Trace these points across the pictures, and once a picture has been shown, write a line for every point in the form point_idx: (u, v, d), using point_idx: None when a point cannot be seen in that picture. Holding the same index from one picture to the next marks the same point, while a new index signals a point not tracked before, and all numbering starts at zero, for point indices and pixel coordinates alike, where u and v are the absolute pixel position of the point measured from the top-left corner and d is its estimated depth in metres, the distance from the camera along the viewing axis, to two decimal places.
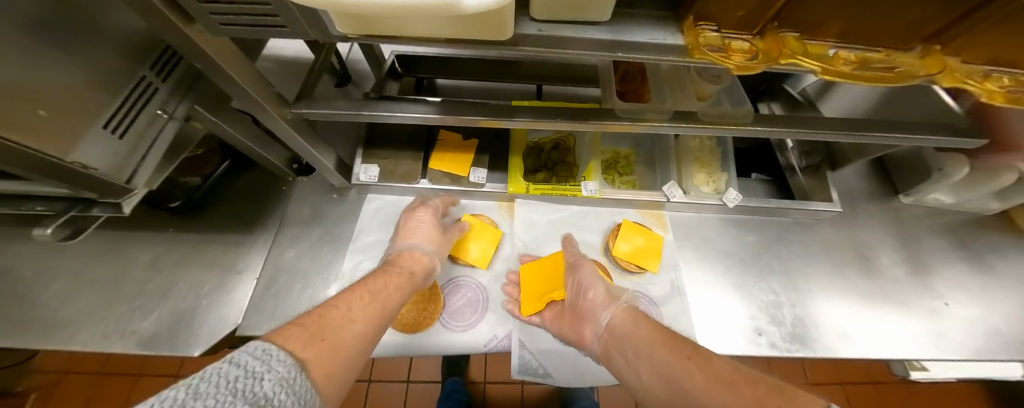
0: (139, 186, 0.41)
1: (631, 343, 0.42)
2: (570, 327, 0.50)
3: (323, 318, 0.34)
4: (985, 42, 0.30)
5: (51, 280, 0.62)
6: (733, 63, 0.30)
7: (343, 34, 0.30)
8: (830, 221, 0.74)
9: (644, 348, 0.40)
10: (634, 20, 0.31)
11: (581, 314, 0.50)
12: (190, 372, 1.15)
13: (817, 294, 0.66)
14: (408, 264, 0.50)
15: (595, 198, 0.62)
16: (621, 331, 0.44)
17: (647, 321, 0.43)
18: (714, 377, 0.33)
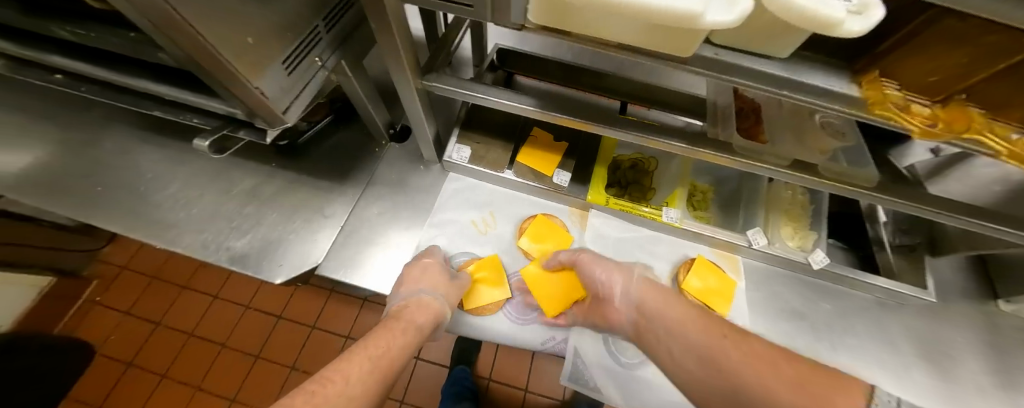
0: (289, 122, 0.45)
1: (661, 321, 0.41)
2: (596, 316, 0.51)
3: (316, 397, 0.31)
4: None
5: (166, 186, 0.69)
6: (917, 127, 0.30)
7: (536, 24, 0.32)
8: (915, 309, 0.68)
9: (678, 329, 0.39)
10: (807, 63, 0.31)
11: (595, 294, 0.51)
12: (229, 296, 1.20)
13: (887, 383, 0.61)
14: (410, 314, 0.47)
15: (674, 226, 0.62)
16: (651, 308, 0.43)
17: (676, 299, 0.43)
18: (758, 357, 0.32)
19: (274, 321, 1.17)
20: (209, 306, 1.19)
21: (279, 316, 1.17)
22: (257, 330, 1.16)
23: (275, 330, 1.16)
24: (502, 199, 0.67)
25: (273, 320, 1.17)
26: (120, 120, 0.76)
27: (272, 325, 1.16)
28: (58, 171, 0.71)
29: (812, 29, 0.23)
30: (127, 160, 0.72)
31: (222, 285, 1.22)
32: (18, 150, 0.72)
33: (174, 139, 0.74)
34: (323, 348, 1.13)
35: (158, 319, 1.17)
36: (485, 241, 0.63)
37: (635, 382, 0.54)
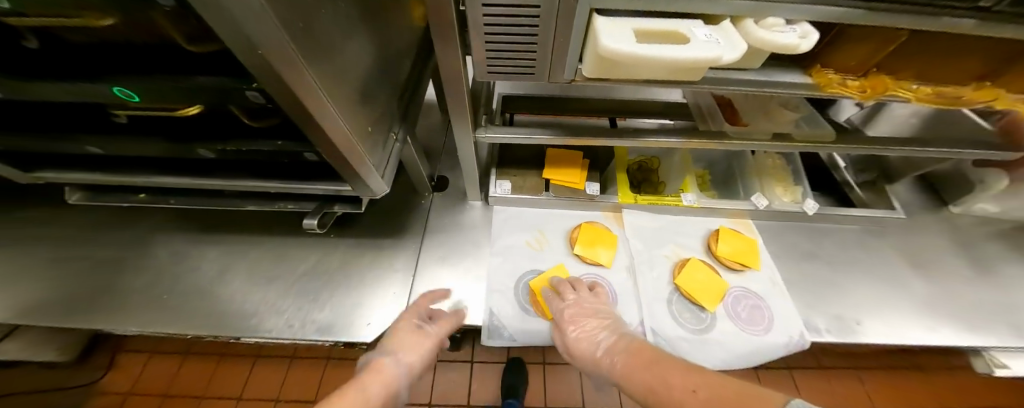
0: (382, 190, 0.51)
1: (637, 371, 0.44)
2: (589, 336, 0.55)
3: None
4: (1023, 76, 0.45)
5: (232, 280, 0.72)
6: (857, 94, 0.45)
7: (586, 76, 0.45)
8: (894, 229, 0.83)
9: (646, 376, 0.42)
10: (772, 67, 0.46)
11: (570, 330, 0.56)
12: None
13: (896, 291, 0.73)
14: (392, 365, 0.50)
15: (694, 207, 0.74)
16: (625, 377, 0.45)
17: (646, 361, 0.44)
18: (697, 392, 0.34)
19: None
20: None
21: None
22: None
23: None
24: (545, 219, 0.76)
25: None
26: (165, 229, 0.79)
27: None
28: (114, 290, 0.72)
29: (782, 50, 0.36)
30: (185, 263, 0.74)
31: None
32: (68, 279, 0.72)
33: (227, 234, 0.78)
34: None
35: None
36: (544, 257, 0.71)
37: (708, 344, 0.62)
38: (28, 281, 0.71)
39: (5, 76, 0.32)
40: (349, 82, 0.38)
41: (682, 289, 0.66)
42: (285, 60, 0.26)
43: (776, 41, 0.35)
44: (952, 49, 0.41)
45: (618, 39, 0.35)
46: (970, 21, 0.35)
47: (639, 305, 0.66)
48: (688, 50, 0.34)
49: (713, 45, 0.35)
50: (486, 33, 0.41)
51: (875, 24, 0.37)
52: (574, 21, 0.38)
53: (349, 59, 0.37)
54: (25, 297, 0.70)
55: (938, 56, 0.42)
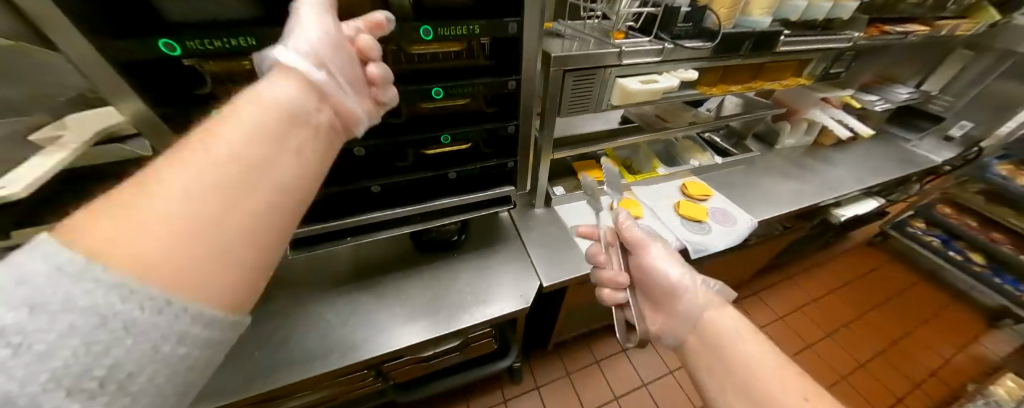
0: (527, 187, 0.83)
1: (724, 337, 0.61)
2: (674, 289, 0.72)
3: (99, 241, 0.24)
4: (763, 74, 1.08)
5: (393, 308, 0.89)
6: (715, 92, 1.02)
7: (612, 105, 0.91)
8: (761, 160, 1.45)
9: (750, 355, 0.57)
10: (682, 89, 1.00)
11: (665, 272, 0.74)
12: None
13: (778, 187, 1.30)
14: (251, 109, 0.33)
15: (666, 174, 1.25)
16: (716, 330, 0.63)
17: (753, 340, 0.59)
18: (785, 375, 0.52)
19: None
20: None
21: None
22: None
23: None
24: (590, 203, 1.15)
25: None
26: (307, 295, 0.90)
27: None
28: (281, 353, 0.79)
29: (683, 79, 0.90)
30: (340, 312, 0.87)
31: None
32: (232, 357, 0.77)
33: (364, 282, 0.94)
34: None
35: None
36: (603, 224, 1.08)
37: (712, 237, 1.05)
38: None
39: (378, 136, 0.60)
40: None
41: (684, 214, 1.10)
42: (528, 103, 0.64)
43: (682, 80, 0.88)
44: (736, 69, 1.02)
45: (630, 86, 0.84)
46: (737, 58, 0.94)
47: (668, 230, 1.06)
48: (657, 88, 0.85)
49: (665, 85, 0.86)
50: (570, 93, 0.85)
51: (710, 65, 0.94)
52: (606, 79, 0.85)
53: None
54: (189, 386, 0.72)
55: (734, 72, 1.03)
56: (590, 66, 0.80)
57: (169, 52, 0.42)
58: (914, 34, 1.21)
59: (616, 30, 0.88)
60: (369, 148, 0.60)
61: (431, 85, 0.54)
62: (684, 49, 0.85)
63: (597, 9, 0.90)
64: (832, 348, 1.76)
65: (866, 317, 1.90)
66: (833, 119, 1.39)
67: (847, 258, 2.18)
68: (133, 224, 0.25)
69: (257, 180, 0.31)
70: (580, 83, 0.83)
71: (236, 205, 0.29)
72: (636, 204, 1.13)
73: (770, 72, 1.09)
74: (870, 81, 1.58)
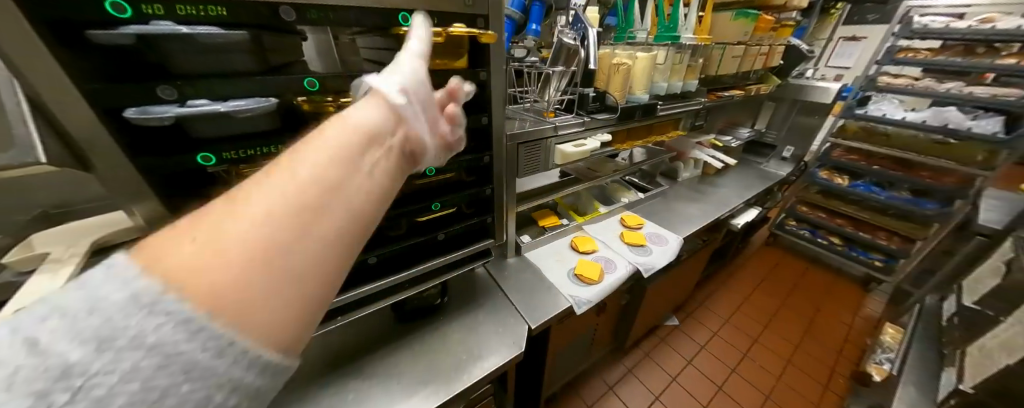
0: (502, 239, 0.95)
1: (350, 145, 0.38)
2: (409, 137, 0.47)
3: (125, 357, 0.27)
4: (653, 131, 1.47)
5: (385, 386, 0.84)
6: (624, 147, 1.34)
7: (556, 163, 1.14)
8: (672, 190, 1.82)
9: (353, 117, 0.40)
10: (603, 147, 1.30)
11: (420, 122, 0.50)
12: None
13: (688, 210, 1.64)
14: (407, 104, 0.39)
15: (605, 212, 1.51)
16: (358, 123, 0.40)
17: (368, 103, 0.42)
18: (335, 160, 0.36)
19: None
20: None
21: None
22: None
23: None
24: (553, 246, 1.31)
25: None
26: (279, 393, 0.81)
27: None
28: None
29: (601, 141, 1.19)
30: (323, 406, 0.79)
31: None
32: None
33: (350, 365, 0.89)
34: None
35: None
36: (568, 262, 1.24)
37: (655, 258, 1.28)
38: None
39: None
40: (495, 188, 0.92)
41: (627, 241, 1.33)
42: (498, 171, 0.81)
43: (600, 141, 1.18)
44: (634, 129, 1.37)
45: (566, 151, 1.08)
46: (634, 122, 1.28)
47: (621, 258, 1.26)
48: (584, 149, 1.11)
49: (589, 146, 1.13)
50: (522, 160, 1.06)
51: (617, 129, 1.27)
52: (549, 146, 1.08)
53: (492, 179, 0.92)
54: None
55: (632, 132, 1.38)
56: (534, 138, 1.03)
57: (204, 163, 0.48)
58: (737, 94, 1.76)
59: (547, 110, 1.15)
60: None
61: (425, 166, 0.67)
62: (597, 120, 1.16)
63: (529, 97, 1.18)
64: (773, 337, 2.04)
65: (786, 306, 2.27)
66: (709, 155, 1.86)
67: (756, 259, 2.66)
68: (216, 240, 0.30)
69: (328, 208, 0.35)
70: (530, 151, 1.05)
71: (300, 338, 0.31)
72: (589, 240, 1.32)
73: (656, 129, 1.48)
74: (723, 126, 2.16)
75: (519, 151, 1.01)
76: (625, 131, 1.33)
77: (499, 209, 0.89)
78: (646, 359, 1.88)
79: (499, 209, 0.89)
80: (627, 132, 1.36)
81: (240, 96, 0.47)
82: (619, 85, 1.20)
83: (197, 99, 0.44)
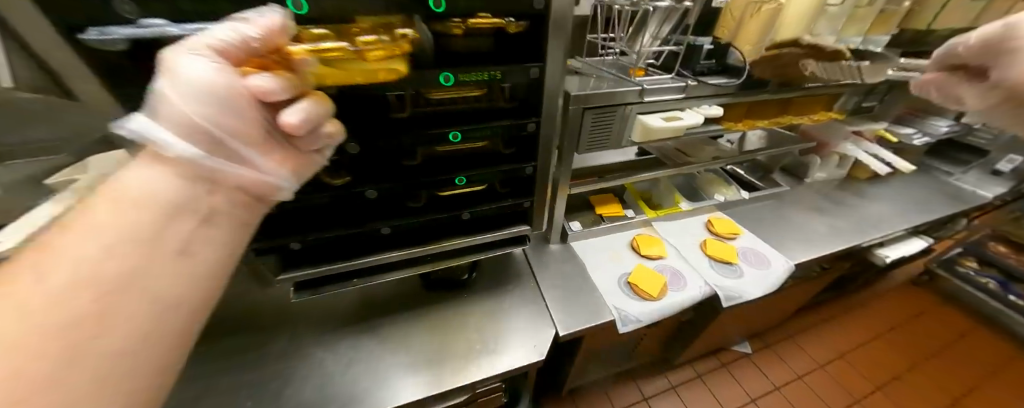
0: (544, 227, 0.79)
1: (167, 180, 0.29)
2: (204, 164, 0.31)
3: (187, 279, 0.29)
4: (791, 108, 1.07)
5: (394, 358, 0.82)
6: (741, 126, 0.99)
7: (634, 140, 0.88)
8: (791, 194, 1.36)
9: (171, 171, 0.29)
10: (707, 124, 0.97)
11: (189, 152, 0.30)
12: None
13: (809, 225, 1.21)
14: None
15: (690, 209, 1.20)
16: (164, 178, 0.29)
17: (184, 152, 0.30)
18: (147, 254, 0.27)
19: None
20: None
21: None
22: None
23: None
24: (609, 241, 1.08)
25: None
26: (305, 337, 0.85)
27: None
28: (276, 402, 0.74)
29: (707, 115, 0.87)
30: (338, 357, 0.82)
31: None
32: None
33: (369, 323, 0.89)
34: None
35: None
36: (624, 264, 1.01)
37: (746, 283, 0.98)
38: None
39: (390, 179, 0.58)
40: None
41: (713, 255, 1.03)
42: (547, 143, 0.63)
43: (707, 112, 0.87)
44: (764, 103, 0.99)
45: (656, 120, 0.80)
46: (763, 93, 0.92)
47: (699, 274, 0.99)
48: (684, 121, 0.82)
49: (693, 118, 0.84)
50: (592, 129, 0.82)
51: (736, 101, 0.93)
52: (628, 116, 0.83)
53: None
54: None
55: (759, 107, 1.00)
56: (611, 104, 0.78)
57: None
58: None
59: (636, 67, 0.87)
60: (382, 191, 0.58)
61: (449, 130, 0.53)
62: (707, 87, 0.84)
63: (614, 47, 0.90)
64: (886, 404, 1.56)
65: (919, 370, 1.71)
66: (867, 152, 1.32)
67: (891, 299, 2.00)
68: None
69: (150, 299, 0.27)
70: (602, 115, 0.80)
71: (279, 193, 0.38)
72: (656, 241, 1.07)
73: (798, 107, 1.07)
74: (901, 113, 1.50)
75: (580, 119, 0.79)
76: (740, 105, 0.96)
77: (541, 194, 0.70)
78: (696, 380, 1.64)
79: (541, 195, 0.70)
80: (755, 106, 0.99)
81: (214, 20, 0.37)
82: (752, 37, 0.80)
83: (157, 17, 0.34)
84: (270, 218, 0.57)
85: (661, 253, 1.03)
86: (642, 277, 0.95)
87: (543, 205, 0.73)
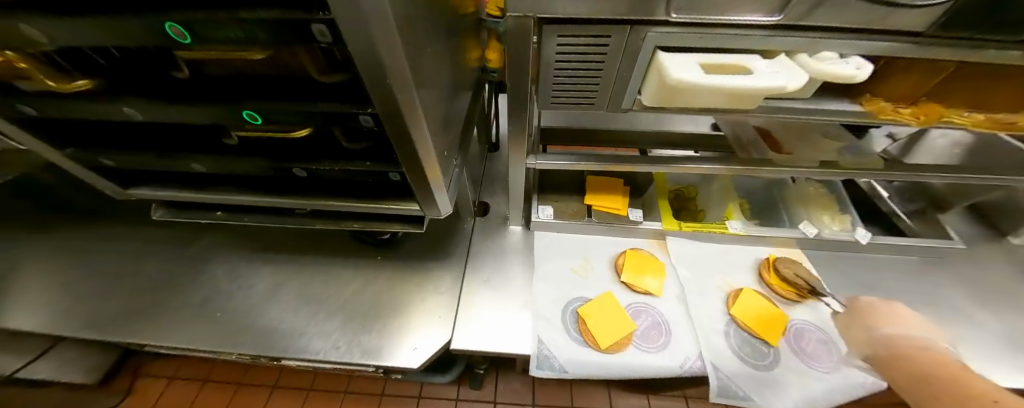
0: (447, 211, 0.53)
1: None
2: None
3: None
4: None
5: (279, 300, 0.74)
6: (908, 118, 0.47)
7: (644, 103, 0.47)
8: (964, 257, 0.77)
9: None
10: (820, 101, 0.49)
11: None
12: (286, 383, 1.40)
13: (969, 324, 0.68)
14: None
15: (740, 235, 0.74)
16: None
17: None
18: None
19: (307, 393, 1.39)
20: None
21: (344, 392, 1.39)
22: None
23: (308, 400, 1.37)
24: (588, 245, 0.76)
25: (306, 392, 1.39)
26: (222, 248, 0.83)
27: (306, 396, 1.38)
28: (170, 302, 0.75)
29: (823, 75, 0.40)
30: (235, 280, 0.78)
31: (279, 376, 1.42)
32: (129, 290, 0.78)
33: (278, 253, 0.81)
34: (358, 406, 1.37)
35: None
36: (589, 285, 0.70)
37: (775, 381, 0.59)
38: (100, 295, 0.77)
39: (151, 98, 0.38)
40: (429, 106, 0.42)
41: (741, 319, 0.64)
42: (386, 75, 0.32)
43: (829, 69, 0.40)
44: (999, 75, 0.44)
45: (684, 68, 0.39)
46: (1003, 48, 0.39)
47: (698, 337, 0.63)
48: (755, 79, 0.38)
49: (782, 75, 0.38)
50: (556, 69, 0.45)
51: (917, 58, 0.42)
52: (633, 53, 0.42)
53: (431, 105, 0.43)
54: (94, 309, 0.75)
55: (982, 83, 0.45)
56: (592, 25, 0.40)
57: None
58: None
59: None
60: (144, 112, 0.39)
61: (149, 18, 0.28)
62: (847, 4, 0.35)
63: None
64: None
65: None
66: None
67: None
68: None
69: None
70: (575, 44, 0.42)
71: None
72: (657, 267, 0.71)
73: None
74: None
75: (529, 49, 0.43)
76: (924, 68, 0.44)
77: (413, 168, 0.43)
78: None
79: (412, 168, 0.43)
80: (971, 78, 0.45)
81: None
82: None
83: None
84: (54, 120, 0.45)
85: (654, 288, 0.68)
86: (600, 313, 0.64)
87: (424, 182, 0.45)
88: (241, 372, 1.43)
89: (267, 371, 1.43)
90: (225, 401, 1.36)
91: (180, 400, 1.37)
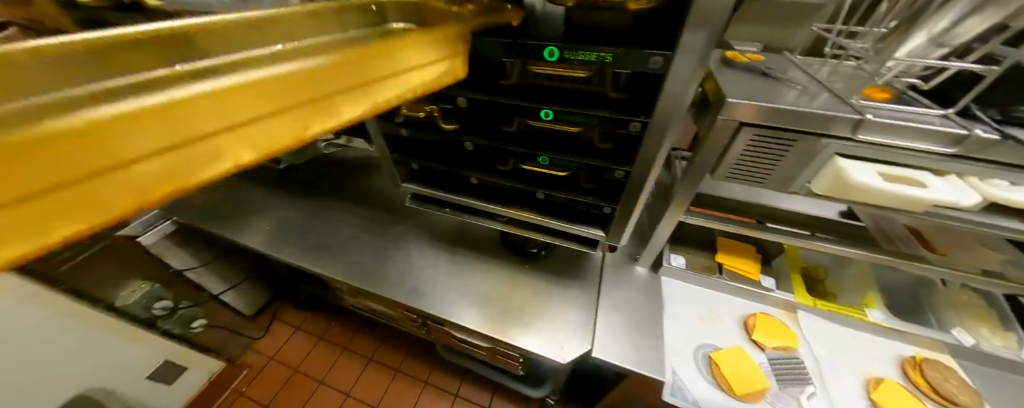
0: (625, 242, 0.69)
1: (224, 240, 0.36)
2: None
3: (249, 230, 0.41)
4: None
5: (451, 282, 0.96)
6: None
7: (813, 191, 0.60)
8: None
9: None
10: (989, 215, 0.56)
11: None
12: (380, 359, 1.63)
13: None
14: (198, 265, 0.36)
15: (883, 326, 0.77)
16: None
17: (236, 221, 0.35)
18: None
19: (393, 372, 1.59)
20: (360, 374, 1.58)
21: (424, 381, 1.56)
22: (406, 390, 1.54)
23: (395, 379, 1.57)
24: (715, 299, 0.85)
25: (393, 371, 1.59)
26: (410, 234, 1.11)
27: (393, 375, 1.58)
28: (376, 265, 1.02)
29: (997, 199, 0.49)
30: (419, 260, 1.02)
31: (376, 350, 1.66)
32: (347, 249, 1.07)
33: (450, 247, 1.05)
34: (434, 398, 1.51)
35: (321, 376, 1.57)
36: (718, 334, 0.78)
37: None
38: (331, 248, 1.08)
39: (484, 138, 0.62)
40: None
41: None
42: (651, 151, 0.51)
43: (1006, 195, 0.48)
44: None
45: (861, 174, 0.52)
46: None
47: None
48: (928, 192, 0.49)
49: (954, 193, 0.49)
50: (744, 155, 0.61)
51: None
52: (815, 155, 0.56)
53: None
54: (326, 257, 1.05)
55: None
56: (787, 131, 0.55)
57: None
58: None
59: (874, 88, 0.56)
60: (475, 145, 0.64)
61: (540, 106, 0.50)
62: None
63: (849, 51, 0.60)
64: None
65: None
66: None
67: None
68: None
69: None
70: (767, 141, 0.57)
71: None
72: (789, 334, 0.76)
73: None
74: None
75: (727, 139, 0.60)
76: None
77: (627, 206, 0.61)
78: None
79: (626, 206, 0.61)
80: None
81: None
82: None
83: None
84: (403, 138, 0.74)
85: (785, 352, 0.74)
86: (732, 361, 0.72)
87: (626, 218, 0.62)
88: (345, 337, 1.70)
89: (367, 343, 1.69)
90: (332, 358, 1.63)
91: (298, 349, 1.65)
